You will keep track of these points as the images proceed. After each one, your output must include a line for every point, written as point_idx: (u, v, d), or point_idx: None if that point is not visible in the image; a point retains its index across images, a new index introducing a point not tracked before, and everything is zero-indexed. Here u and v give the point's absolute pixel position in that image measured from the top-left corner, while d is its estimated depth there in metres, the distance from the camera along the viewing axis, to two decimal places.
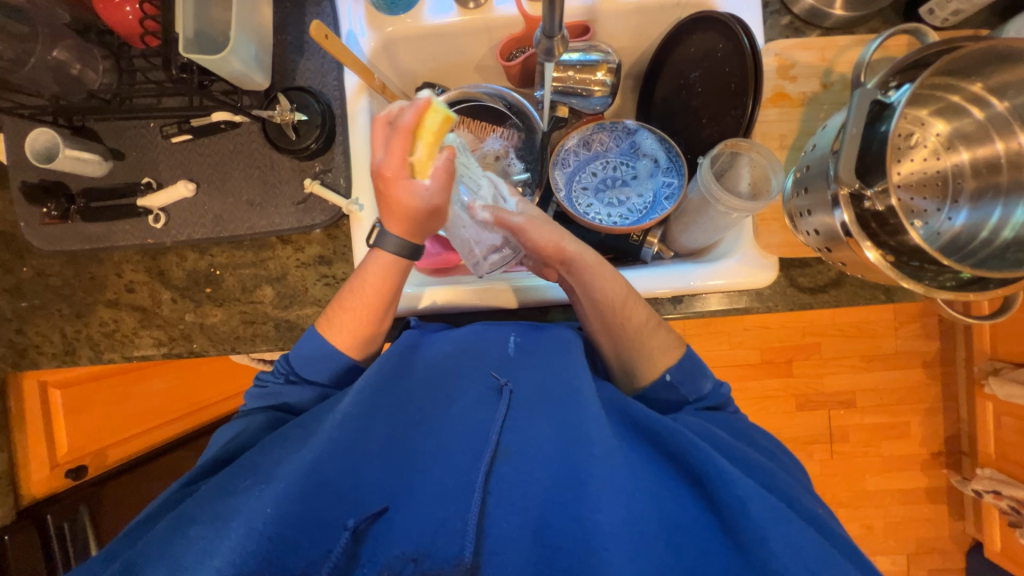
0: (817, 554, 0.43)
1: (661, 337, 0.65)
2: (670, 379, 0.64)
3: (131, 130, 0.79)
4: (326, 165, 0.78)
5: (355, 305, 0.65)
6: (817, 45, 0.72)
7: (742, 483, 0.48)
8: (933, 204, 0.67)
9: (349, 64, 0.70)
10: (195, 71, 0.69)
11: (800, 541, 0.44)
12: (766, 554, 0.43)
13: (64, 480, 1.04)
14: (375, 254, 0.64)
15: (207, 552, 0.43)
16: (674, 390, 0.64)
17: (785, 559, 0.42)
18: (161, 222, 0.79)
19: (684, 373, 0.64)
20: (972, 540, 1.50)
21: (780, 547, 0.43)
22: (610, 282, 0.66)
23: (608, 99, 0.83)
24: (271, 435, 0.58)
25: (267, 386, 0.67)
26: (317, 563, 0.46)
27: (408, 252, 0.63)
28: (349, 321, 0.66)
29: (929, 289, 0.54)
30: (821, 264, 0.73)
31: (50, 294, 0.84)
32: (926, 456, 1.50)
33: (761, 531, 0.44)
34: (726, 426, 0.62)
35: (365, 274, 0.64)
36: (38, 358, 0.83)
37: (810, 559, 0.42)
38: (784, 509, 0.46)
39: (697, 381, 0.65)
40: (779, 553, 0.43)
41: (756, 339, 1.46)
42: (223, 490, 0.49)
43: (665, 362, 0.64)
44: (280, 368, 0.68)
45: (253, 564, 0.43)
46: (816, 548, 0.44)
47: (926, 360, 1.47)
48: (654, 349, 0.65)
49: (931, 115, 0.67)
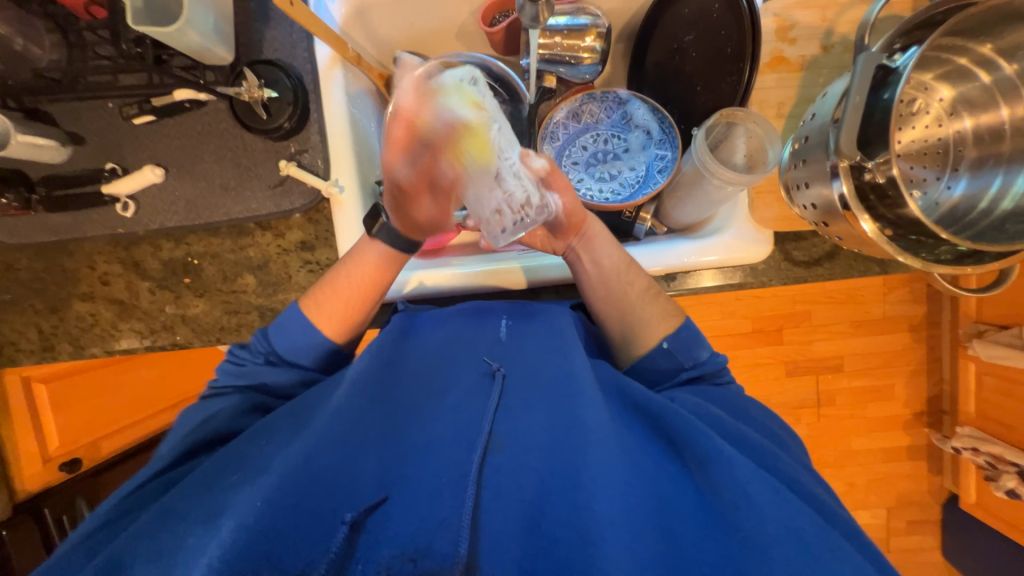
0: (820, 535, 0.44)
1: (659, 304, 0.66)
2: (669, 348, 0.64)
3: (89, 111, 0.74)
4: (302, 145, 0.74)
5: (350, 292, 0.66)
6: (819, 3, 0.68)
7: (740, 466, 0.49)
8: (933, 172, 0.64)
9: (319, 32, 0.64)
10: (149, 45, 0.66)
11: (799, 523, 0.45)
12: (761, 538, 0.44)
13: (57, 474, 1.05)
14: (370, 243, 0.66)
15: (199, 549, 0.42)
16: (671, 356, 0.64)
17: (783, 545, 0.43)
18: (131, 211, 0.75)
19: (682, 342, 0.64)
20: (947, 493, 1.58)
21: (776, 529, 0.44)
22: (612, 249, 0.67)
23: (598, 66, 0.79)
24: (262, 422, 0.57)
25: (244, 365, 0.65)
26: (316, 561, 0.44)
27: (402, 244, 0.66)
28: (340, 296, 0.66)
29: (926, 264, 0.53)
30: (816, 236, 0.72)
31: (21, 288, 0.80)
32: (909, 416, 1.55)
33: (760, 516, 0.45)
34: (721, 400, 0.62)
35: (361, 259, 0.66)
36: (16, 354, 0.81)
37: (810, 540, 0.43)
38: (787, 493, 0.47)
39: (695, 349, 0.65)
40: (775, 535, 0.44)
41: (746, 308, 1.47)
42: (215, 485, 0.49)
43: (661, 330, 0.65)
44: (257, 347, 0.66)
45: (241, 566, 0.41)
46: (817, 529, 0.45)
47: (912, 325, 1.49)
48: (652, 316, 0.65)
49: (936, 79, 0.64)
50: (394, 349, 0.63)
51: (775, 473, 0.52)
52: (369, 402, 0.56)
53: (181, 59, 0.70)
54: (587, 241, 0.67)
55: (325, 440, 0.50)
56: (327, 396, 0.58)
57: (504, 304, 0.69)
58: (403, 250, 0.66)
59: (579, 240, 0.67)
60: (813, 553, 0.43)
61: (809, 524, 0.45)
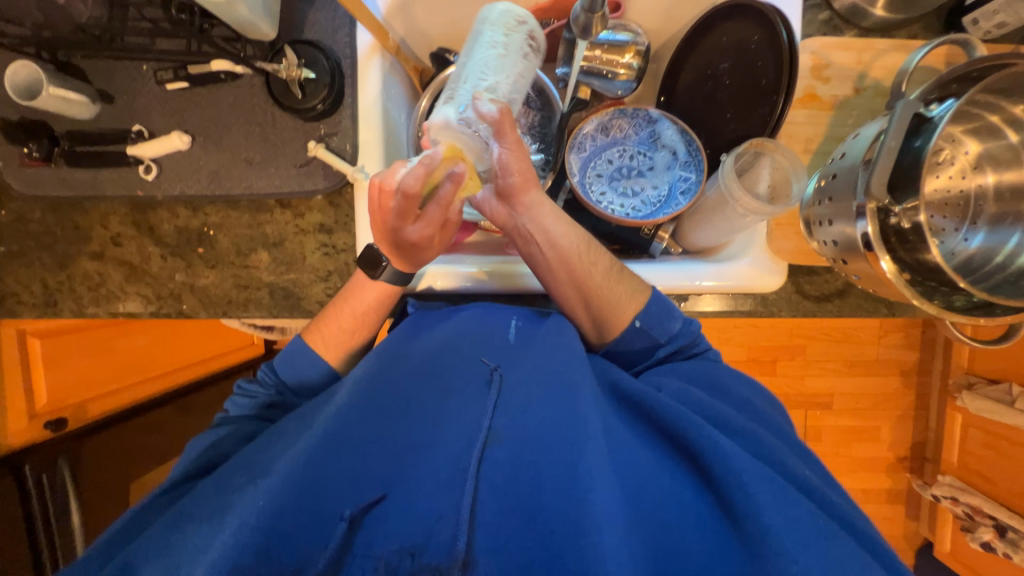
0: (810, 518, 0.45)
1: (625, 283, 0.66)
2: (642, 326, 0.64)
3: (122, 70, 0.73)
4: (332, 129, 0.73)
5: (343, 321, 0.67)
6: (855, 46, 0.70)
7: (734, 455, 0.48)
8: (951, 223, 0.66)
9: (362, 17, 0.64)
10: (196, 12, 0.68)
11: (798, 513, 0.45)
12: (760, 529, 0.43)
13: (42, 432, 1.02)
14: (368, 282, 0.67)
15: (201, 548, 0.43)
16: (646, 334, 0.65)
17: (780, 532, 0.43)
18: (153, 174, 0.74)
19: (653, 318, 0.64)
20: (923, 540, 1.59)
21: (774, 520, 0.43)
22: (568, 229, 0.66)
23: (632, 83, 0.81)
24: (272, 427, 0.57)
25: (256, 398, 0.66)
26: (314, 557, 0.44)
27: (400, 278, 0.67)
28: (336, 326, 0.68)
29: (939, 311, 0.54)
30: (829, 273, 0.74)
31: (31, 241, 0.79)
32: (893, 459, 1.56)
33: (754, 505, 0.44)
34: (694, 376, 0.63)
35: (358, 293, 0.67)
36: (17, 307, 0.79)
37: (807, 534, 0.43)
38: (780, 480, 0.47)
39: (667, 323, 0.65)
40: (774, 527, 0.43)
41: (744, 336, 1.48)
42: (221, 488, 0.49)
43: (631, 310, 0.65)
44: (268, 380, 0.67)
45: (246, 560, 0.42)
46: (812, 520, 0.45)
47: (904, 369, 1.51)
48: (620, 296, 0.65)
49: (965, 133, 0.65)
50: (397, 346, 0.62)
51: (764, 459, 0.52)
52: (370, 399, 0.55)
53: (223, 30, 0.71)
54: (537, 223, 0.66)
55: (328, 439, 0.50)
56: (325, 399, 0.58)
57: (515, 309, 0.69)
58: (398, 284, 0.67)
59: (529, 225, 0.66)
60: (815, 552, 0.42)
61: (800, 508, 0.45)
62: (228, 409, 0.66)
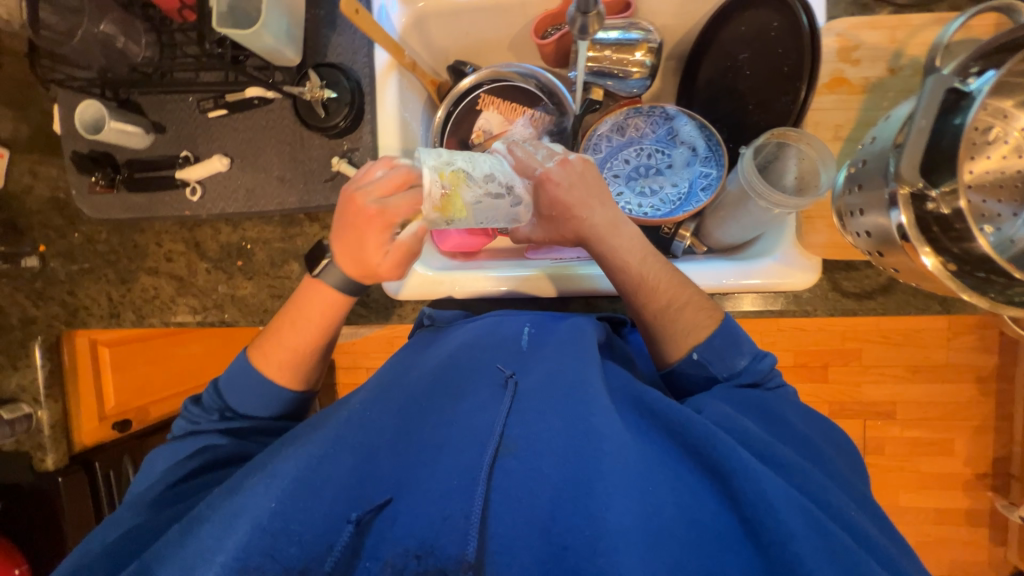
0: (850, 551, 0.41)
1: (693, 313, 0.62)
2: (699, 358, 0.61)
3: (171, 103, 0.81)
4: (354, 144, 0.77)
5: (303, 330, 0.65)
6: (887, 24, 0.65)
7: (768, 480, 0.44)
8: (1008, 208, 0.60)
9: (379, 39, 0.70)
10: (229, 46, 0.74)
11: (834, 544, 0.41)
12: (792, 561, 0.40)
13: (109, 431, 1.11)
14: (321, 289, 0.65)
15: (212, 552, 0.45)
16: (703, 367, 0.61)
17: (815, 566, 0.39)
18: (198, 195, 0.81)
19: (714, 351, 0.60)
20: (1012, 568, 1.41)
21: (808, 553, 0.40)
22: (636, 242, 0.67)
23: (647, 81, 0.79)
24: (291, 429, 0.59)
25: (198, 423, 0.64)
26: (320, 558, 0.46)
27: (351, 288, 0.65)
28: (287, 342, 0.65)
29: (993, 305, 0.49)
30: (869, 267, 0.68)
31: (98, 259, 0.88)
32: (970, 476, 1.40)
33: (786, 534, 0.41)
34: (758, 410, 0.56)
35: (309, 302, 0.66)
36: (88, 318, 0.89)
37: (843, 563, 0.40)
38: (817, 512, 0.43)
39: (731, 358, 0.60)
40: (809, 561, 0.40)
41: (789, 340, 1.39)
42: (235, 488, 0.50)
43: (692, 341, 0.62)
44: (212, 404, 0.66)
45: (254, 561, 0.44)
46: (848, 550, 0.41)
47: (979, 375, 1.35)
48: (684, 327, 0.62)
49: (1017, 107, 0.59)
50: (413, 358, 0.66)
51: (804, 491, 0.47)
52: (383, 405, 0.57)
53: (255, 60, 0.77)
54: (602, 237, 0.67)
55: (341, 442, 0.53)
56: (340, 403, 0.60)
57: (529, 317, 0.69)
58: (348, 293, 0.65)
59: (594, 247, 0.68)
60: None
61: (839, 541, 0.41)
62: (173, 430, 0.65)
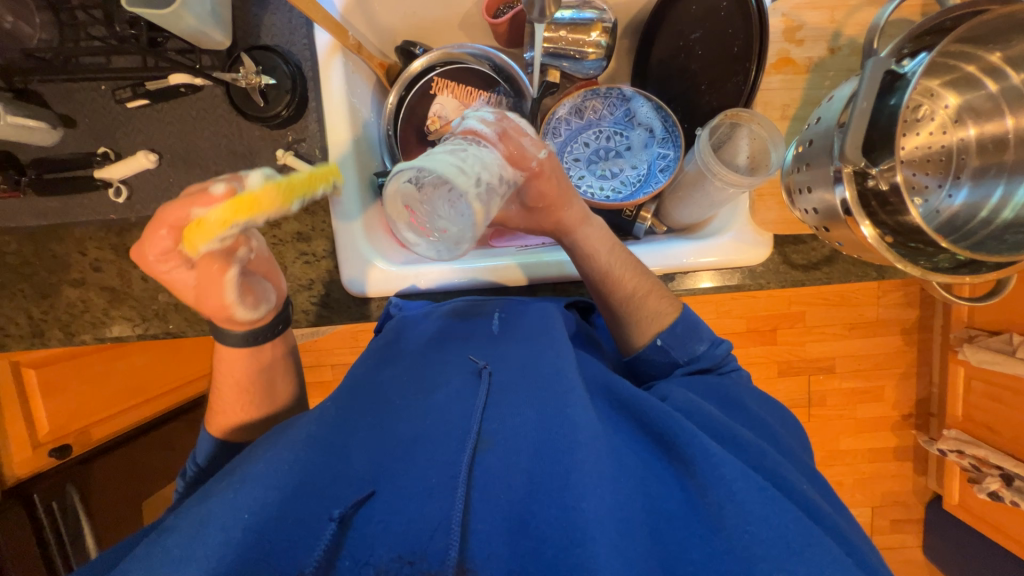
0: (801, 532, 0.43)
1: (654, 301, 0.65)
2: (663, 344, 0.64)
3: (81, 91, 0.71)
4: (299, 134, 0.71)
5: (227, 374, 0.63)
6: (827, 5, 0.68)
7: (727, 463, 0.47)
8: (935, 180, 0.65)
9: (319, 19, 0.64)
10: (144, 27, 0.66)
11: (785, 522, 0.43)
12: (748, 537, 0.42)
13: (48, 460, 1.02)
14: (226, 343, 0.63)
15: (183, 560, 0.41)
16: (665, 352, 0.64)
17: (767, 545, 0.42)
18: (124, 196, 0.73)
19: (677, 338, 0.64)
20: (932, 494, 1.60)
21: (760, 528, 0.43)
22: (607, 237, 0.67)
23: (602, 62, 0.78)
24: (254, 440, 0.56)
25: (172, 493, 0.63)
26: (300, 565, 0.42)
27: (254, 336, 0.63)
28: (225, 383, 0.64)
29: (924, 273, 0.53)
30: (815, 240, 0.72)
31: (10, 273, 0.78)
32: (897, 418, 1.57)
33: (744, 518, 0.44)
34: (714, 395, 0.60)
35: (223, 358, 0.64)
36: (4, 340, 0.79)
37: (794, 541, 0.42)
38: (771, 490, 0.46)
39: (690, 344, 0.64)
40: (762, 535, 0.43)
41: (742, 308, 1.47)
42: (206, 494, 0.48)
43: (654, 328, 0.64)
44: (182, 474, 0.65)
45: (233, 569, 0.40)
46: (799, 524, 0.44)
47: (904, 327, 1.50)
48: (646, 314, 0.65)
49: (943, 86, 0.65)
50: (389, 349, 0.65)
51: (760, 470, 0.50)
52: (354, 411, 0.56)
53: (176, 43, 0.69)
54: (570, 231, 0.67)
55: (314, 443, 0.51)
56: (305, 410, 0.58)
57: (496, 301, 0.71)
58: (254, 340, 0.63)
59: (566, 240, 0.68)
60: (796, 551, 0.42)
61: (781, 510, 0.44)
62: None
